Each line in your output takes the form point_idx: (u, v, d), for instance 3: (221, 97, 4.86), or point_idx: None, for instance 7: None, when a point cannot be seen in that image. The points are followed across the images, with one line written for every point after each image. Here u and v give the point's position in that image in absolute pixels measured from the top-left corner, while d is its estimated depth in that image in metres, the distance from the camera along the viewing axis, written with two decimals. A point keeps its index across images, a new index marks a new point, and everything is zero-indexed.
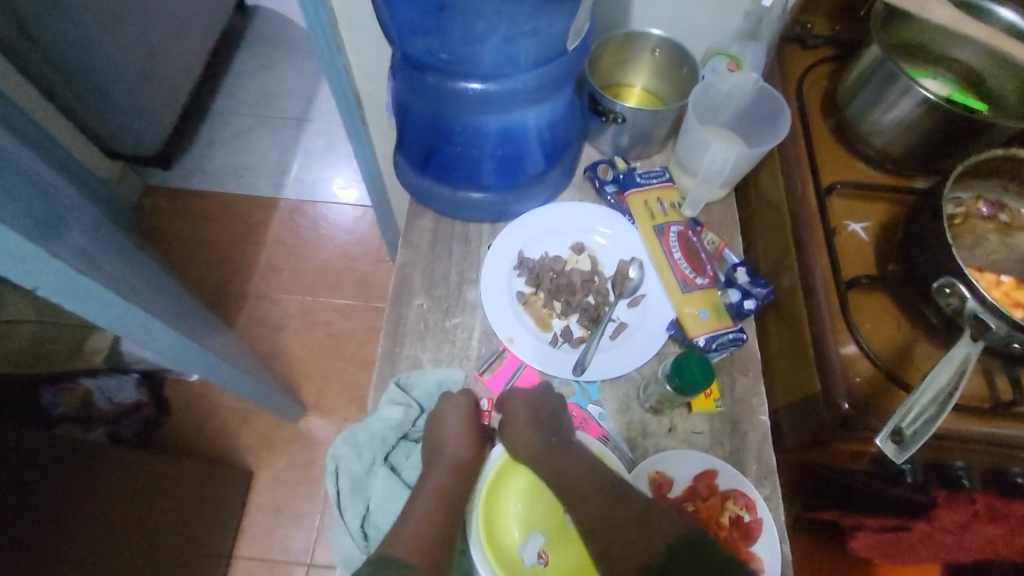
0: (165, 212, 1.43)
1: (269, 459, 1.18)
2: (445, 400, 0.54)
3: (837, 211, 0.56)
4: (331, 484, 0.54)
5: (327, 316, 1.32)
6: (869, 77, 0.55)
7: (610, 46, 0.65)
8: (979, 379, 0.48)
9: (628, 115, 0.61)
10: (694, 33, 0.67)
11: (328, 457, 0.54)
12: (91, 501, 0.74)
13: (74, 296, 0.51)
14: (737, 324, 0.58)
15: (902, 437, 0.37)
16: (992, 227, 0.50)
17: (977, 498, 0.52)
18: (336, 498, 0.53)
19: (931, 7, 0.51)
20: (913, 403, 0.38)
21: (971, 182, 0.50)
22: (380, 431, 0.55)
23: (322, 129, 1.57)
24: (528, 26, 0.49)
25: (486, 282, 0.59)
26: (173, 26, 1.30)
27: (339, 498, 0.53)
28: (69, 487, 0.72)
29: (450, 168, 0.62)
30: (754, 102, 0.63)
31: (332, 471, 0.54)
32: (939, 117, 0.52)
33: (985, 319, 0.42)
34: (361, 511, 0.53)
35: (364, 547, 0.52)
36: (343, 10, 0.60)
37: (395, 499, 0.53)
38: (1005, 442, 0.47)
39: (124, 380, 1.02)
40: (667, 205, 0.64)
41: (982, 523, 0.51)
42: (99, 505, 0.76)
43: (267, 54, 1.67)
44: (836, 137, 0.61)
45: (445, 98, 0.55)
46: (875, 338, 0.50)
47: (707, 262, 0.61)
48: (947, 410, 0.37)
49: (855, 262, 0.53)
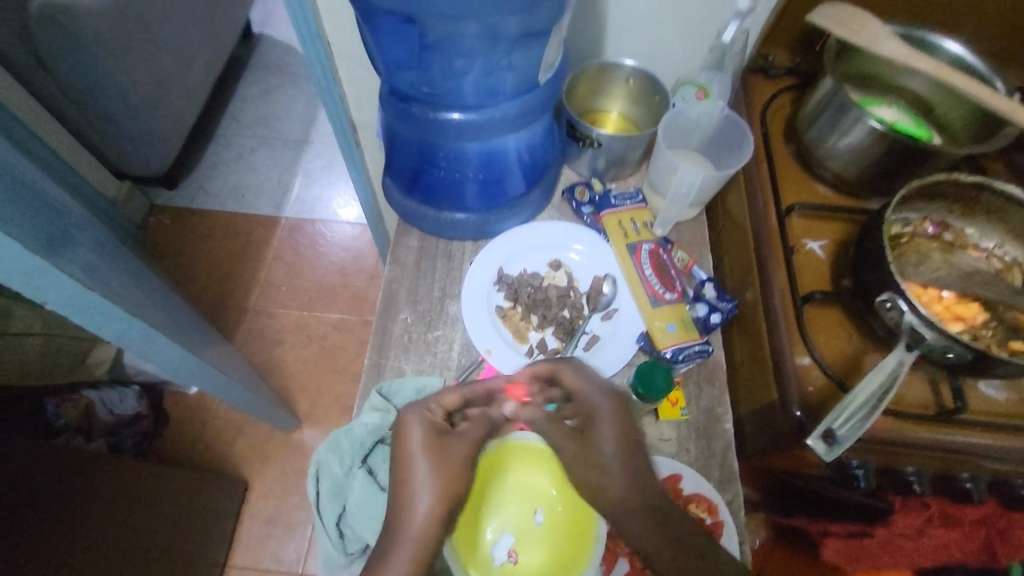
0: (169, 229, 1.48)
1: (262, 469, 1.20)
2: (405, 424, 0.50)
3: (796, 230, 0.60)
4: (313, 486, 0.56)
5: (322, 331, 1.36)
6: (825, 107, 0.59)
7: (586, 75, 0.70)
8: (925, 388, 0.51)
9: (603, 140, 0.65)
10: (665, 64, 0.71)
11: (312, 461, 0.56)
12: (90, 508, 0.77)
13: (79, 309, 0.55)
14: (704, 337, 0.61)
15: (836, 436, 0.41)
16: (936, 245, 0.54)
17: (929, 504, 0.55)
18: (317, 499, 0.55)
19: (880, 42, 0.56)
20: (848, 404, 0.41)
21: (917, 203, 0.53)
22: (358, 436, 0.55)
23: (321, 150, 1.63)
24: (504, 61, 0.53)
25: (467, 296, 0.62)
26: (181, 53, 1.36)
27: (319, 499, 0.55)
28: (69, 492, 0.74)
29: (434, 190, 0.66)
30: (721, 128, 0.67)
31: (314, 475, 0.56)
32: (888, 144, 0.55)
33: (923, 331, 0.46)
34: (338, 511, 0.53)
35: (341, 549, 0.51)
36: (336, 44, 0.65)
37: (369, 503, 0.53)
38: (951, 449, 0.49)
39: (125, 392, 1.07)
40: (640, 224, 0.67)
41: (935, 527, 0.55)
42: (99, 511, 0.78)
43: (269, 79, 1.74)
44: (796, 159, 0.64)
45: (429, 127, 0.58)
46: (828, 349, 0.53)
47: (676, 278, 0.64)
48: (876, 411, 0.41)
49: (812, 279, 0.57)
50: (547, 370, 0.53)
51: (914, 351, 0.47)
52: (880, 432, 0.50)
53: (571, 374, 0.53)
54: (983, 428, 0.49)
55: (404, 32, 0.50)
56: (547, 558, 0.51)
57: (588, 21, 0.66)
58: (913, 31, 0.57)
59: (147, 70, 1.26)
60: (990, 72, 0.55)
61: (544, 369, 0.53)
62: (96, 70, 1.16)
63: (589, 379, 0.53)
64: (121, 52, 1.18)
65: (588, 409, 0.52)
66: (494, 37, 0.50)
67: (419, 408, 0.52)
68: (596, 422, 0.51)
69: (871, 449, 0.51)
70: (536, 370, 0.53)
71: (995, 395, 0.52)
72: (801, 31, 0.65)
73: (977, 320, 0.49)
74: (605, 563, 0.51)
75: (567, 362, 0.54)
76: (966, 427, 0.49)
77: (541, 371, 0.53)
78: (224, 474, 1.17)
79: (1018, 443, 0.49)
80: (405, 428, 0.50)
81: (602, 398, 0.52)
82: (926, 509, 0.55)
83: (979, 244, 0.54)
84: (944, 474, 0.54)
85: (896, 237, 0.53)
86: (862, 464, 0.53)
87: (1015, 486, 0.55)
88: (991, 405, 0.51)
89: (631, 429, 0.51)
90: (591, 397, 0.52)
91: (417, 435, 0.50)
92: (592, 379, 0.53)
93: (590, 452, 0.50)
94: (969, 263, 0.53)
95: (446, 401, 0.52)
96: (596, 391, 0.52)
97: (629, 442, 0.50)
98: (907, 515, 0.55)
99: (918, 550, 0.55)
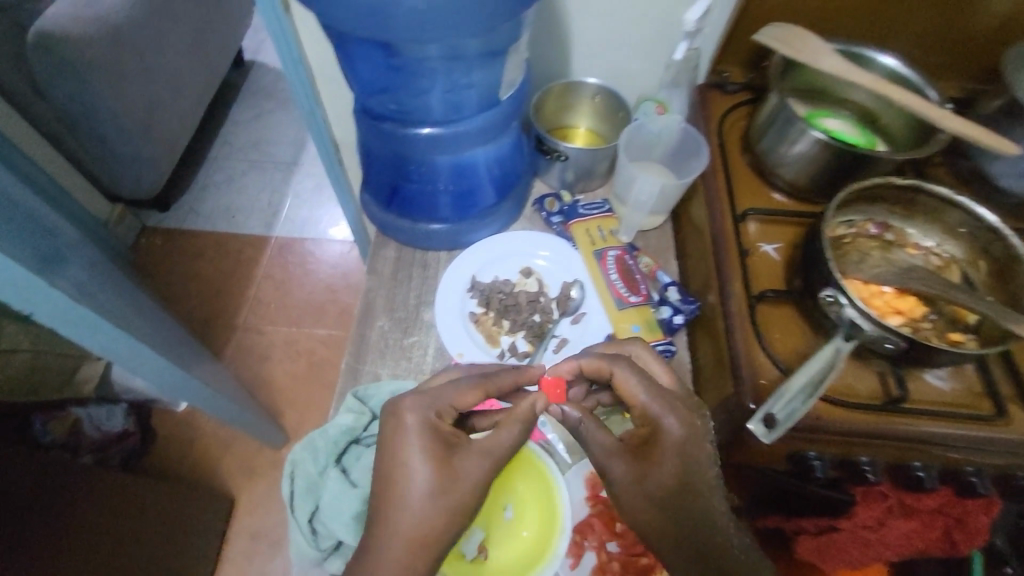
0: (160, 250, 1.50)
1: (250, 484, 1.21)
2: (401, 419, 0.45)
3: (751, 235, 0.63)
4: (286, 485, 0.56)
5: (310, 346, 1.38)
6: (774, 119, 0.62)
7: (552, 94, 0.74)
8: (874, 380, 0.54)
9: (570, 153, 0.69)
10: (628, 81, 0.76)
11: (286, 461, 0.56)
12: (76, 520, 0.78)
13: (68, 323, 0.57)
14: (668, 337, 0.64)
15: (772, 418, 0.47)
16: (877, 244, 0.57)
17: (889, 495, 0.57)
18: (290, 497, 0.55)
19: (820, 58, 0.59)
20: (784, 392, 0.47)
21: (860, 206, 0.57)
22: (332, 435, 0.57)
23: (310, 171, 1.67)
24: (465, 79, 0.57)
25: (440, 303, 0.65)
26: (174, 79, 1.41)
27: (292, 497, 0.55)
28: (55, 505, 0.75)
29: (410, 203, 0.70)
30: (680, 140, 0.71)
31: (288, 474, 0.56)
32: (832, 152, 0.59)
33: (861, 323, 0.49)
34: (311, 508, 0.54)
35: (313, 542, 0.53)
36: (317, 68, 0.69)
37: (339, 502, 0.53)
38: (905, 438, 0.51)
39: (113, 409, 1.12)
40: (606, 232, 0.71)
41: (895, 517, 0.57)
42: (85, 524, 0.79)
43: (261, 103, 1.80)
44: (752, 169, 0.68)
45: (401, 143, 0.62)
46: (782, 345, 0.55)
47: (641, 282, 0.67)
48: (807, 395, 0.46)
49: (766, 280, 0.59)
50: (597, 369, 0.51)
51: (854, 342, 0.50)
52: (837, 425, 0.51)
53: (624, 375, 0.49)
54: (928, 416, 0.51)
55: (368, 57, 0.53)
56: (516, 552, 0.52)
57: (553, 43, 0.71)
58: (851, 47, 0.62)
59: (141, 96, 1.30)
60: (924, 83, 0.59)
61: (594, 367, 0.51)
62: (91, 95, 1.20)
63: (653, 385, 0.49)
64: (115, 79, 1.22)
65: (654, 421, 0.47)
66: (456, 57, 0.54)
67: (421, 397, 0.47)
68: (661, 438, 0.45)
69: (827, 441, 0.53)
70: (580, 366, 0.52)
71: (940, 384, 0.54)
72: (752, 49, 0.69)
73: (915, 313, 0.53)
74: (573, 557, 0.53)
75: (622, 361, 0.50)
76: (912, 416, 0.51)
77: (590, 368, 0.51)
78: (211, 490, 1.18)
79: (960, 430, 0.51)
80: (396, 414, 0.45)
81: (670, 411, 0.46)
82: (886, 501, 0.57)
83: (920, 242, 0.57)
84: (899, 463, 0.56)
85: (838, 238, 0.57)
86: (819, 455, 0.55)
87: (968, 477, 0.55)
88: (936, 394, 0.54)
89: (702, 448, 0.45)
90: (654, 406, 0.47)
91: (412, 421, 0.45)
92: (654, 385, 0.49)
93: (649, 474, 0.44)
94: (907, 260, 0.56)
95: (455, 396, 0.48)
96: (658, 398, 0.47)
97: (693, 472, 0.44)
98: (869, 507, 0.57)
99: (880, 541, 0.57)
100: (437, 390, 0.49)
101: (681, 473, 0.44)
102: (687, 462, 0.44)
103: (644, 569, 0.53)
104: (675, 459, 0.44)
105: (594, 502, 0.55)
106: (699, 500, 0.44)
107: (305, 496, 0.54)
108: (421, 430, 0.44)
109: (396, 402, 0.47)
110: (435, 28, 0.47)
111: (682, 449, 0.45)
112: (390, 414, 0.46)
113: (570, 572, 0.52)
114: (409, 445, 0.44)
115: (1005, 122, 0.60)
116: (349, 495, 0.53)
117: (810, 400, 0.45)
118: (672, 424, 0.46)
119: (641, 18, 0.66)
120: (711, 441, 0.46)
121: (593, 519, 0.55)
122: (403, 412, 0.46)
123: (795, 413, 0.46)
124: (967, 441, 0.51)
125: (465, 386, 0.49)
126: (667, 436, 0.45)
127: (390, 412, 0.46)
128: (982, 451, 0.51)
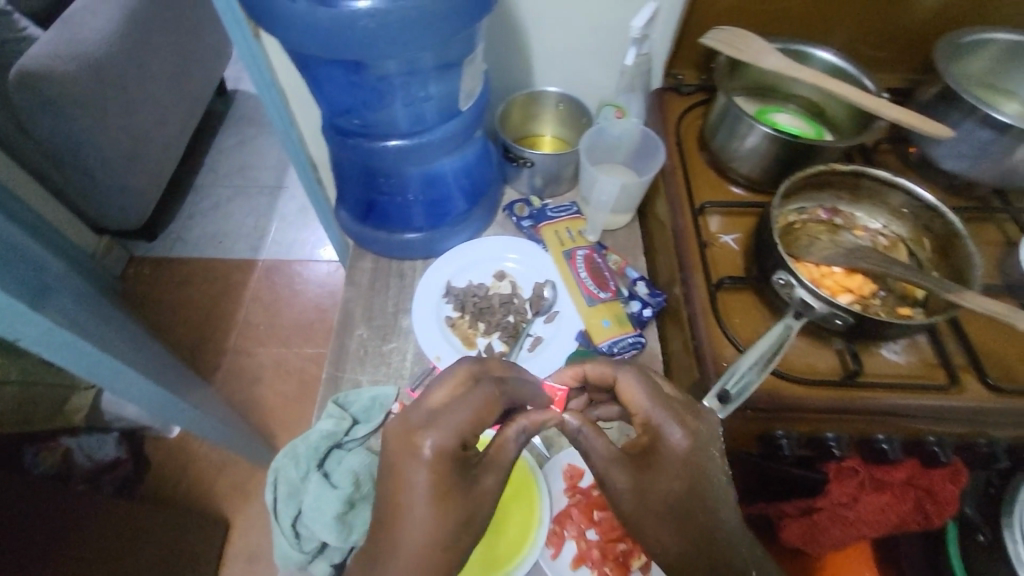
0: (148, 279, 1.52)
1: (245, 506, 1.22)
2: (411, 453, 0.37)
3: (711, 227, 0.65)
4: (272, 492, 0.60)
5: (300, 365, 1.39)
6: (724, 118, 0.65)
7: (517, 104, 0.77)
8: (833, 358, 0.56)
9: (535, 159, 0.72)
10: (589, 89, 0.79)
11: (270, 468, 0.60)
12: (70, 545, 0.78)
13: (52, 350, 0.55)
14: (638, 330, 0.66)
15: (728, 396, 0.48)
16: (826, 228, 0.61)
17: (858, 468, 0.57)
18: (276, 501, 0.59)
19: (763, 56, 0.62)
20: (740, 366, 0.49)
21: (810, 194, 0.60)
22: (313, 441, 0.59)
23: (295, 194, 1.70)
24: (423, 92, 0.60)
25: (416, 309, 0.67)
26: (156, 111, 1.44)
27: (278, 503, 0.59)
28: (48, 531, 0.76)
29: (386, 215, 0.74)
30: (641, 141, 0.74)
31: (273, 481, 0.59)
32: (782, 144, 0.61)
33: (811, 302, 0.51)
34: (293, 511, 0.58)
35: (295, 543, 0.56)
36: (288, 90, 0.71)
37: (320, 504, 0.56)
38: (865, 412, 0.53)
39: (104, 438, 1.13)
40: (575, 233, 0.74)
41: (868, 492, 0.57)
42: (80, 547, 0.79)
43: (244, 131, 1.84)
44: (710, 165, 0.70)
45: (370, 156, 0.65)
46: (744, 331, 0.57)
47: (610, 278, 0.70)
48: (762, 372, 0.49)
49: (727, 268, 0.62)
50: (601, 376, 0.48)
51: (806, 320, 0.53)
52: (800, 402, 0.53)
53: (629, 383, 0.46)
54: (885, 389, 0.53)
55: (330, 78, 0.56)
56: (510, 538, 0.54)
57: (514, 56, 0.74)
58: (791, 44, 0.66)
59: (124, 128, 1.33)
60: (859, 74, 0.63)
61: (599, 373, 0.48)
62: (74, 129, 1.23)
63: (657, 391, 0.45)
64: (97, 113, 1.25)
65: (655, 430, 0.43)
66: (412, 72, 0.57)
67: (434, 417, 0.39)
68: (666, 445, 0.42)
69: (793, 419, 0.55)
70: (583, 371, 0.50)
71: (896, 358, 0.56)
72: (702, 52, 0.72)
73: (865, 291, 0.56)
74: (554, 546, 0.55)
75: (628, 367, 0.47)
76: (871, 389, 0.53)
77: (591, 375, 0.49)
78: (206, 513, 1.18)
79: (916, 400, 0.53)
80: (408, 438, 0.38)
81: (673, 419, 0.43)
82: (856, 474, 0.57)
83: (868, 225, 0.61)
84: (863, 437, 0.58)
85: (789, 225, 0.60)
86: (786, 433, 0.56)
87: (929, 445, 0.57)
88: (892, 367, 0.56)
89: (710, 456, 0.43)
90: (658, 413, 0.44)
91: (426, 451, 0.37)
92: (657, 392, 0.45)
93: (654, 482, 0.42)
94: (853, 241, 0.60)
95: (470, 419, 0.39)
96: (663, 405, 0.44)
97: (698, 479, 0.42)
98: (840, 482, 0.58)
99: (857, 519, 0.56)
100: (447, 409, 0.39)
101: (686, 480, 0.42)
102: (694, 469, 0.42)
103: (622, 554, 0.54)
104: (680, 467, 0.42)
105: (572, 492, 0.57)
106: (707, 507, 0.42)
107: (287, 499, 0.58)
108: (439, 461, 0.37)
109: (405, 429, 0.39)
110: (389, 44, 0.49)
111: (688, 457, 0.42)
112: (401, 442, 0.38)
113: (552, 561, 0.54)
114: (417, 477, 0.37)
115: (941, 107, 0.63)
116: (329, 496, 0.55)
117: (763, 374, 0.49)
118: (676, 433, 0.42)
119: (593, 28, 0.70)
120: (717, 445, 0.44)
121: (571, 509, 0.56)
122: (418, 442, 0.38)
123: (748, 385, 0.49)
124: (922, 410, 0.53)
125: (486, 403, 0.40)
126: (669, 444, 0.42)
127: (399, 436, 0.38)
128: (935, 417, 0.53)
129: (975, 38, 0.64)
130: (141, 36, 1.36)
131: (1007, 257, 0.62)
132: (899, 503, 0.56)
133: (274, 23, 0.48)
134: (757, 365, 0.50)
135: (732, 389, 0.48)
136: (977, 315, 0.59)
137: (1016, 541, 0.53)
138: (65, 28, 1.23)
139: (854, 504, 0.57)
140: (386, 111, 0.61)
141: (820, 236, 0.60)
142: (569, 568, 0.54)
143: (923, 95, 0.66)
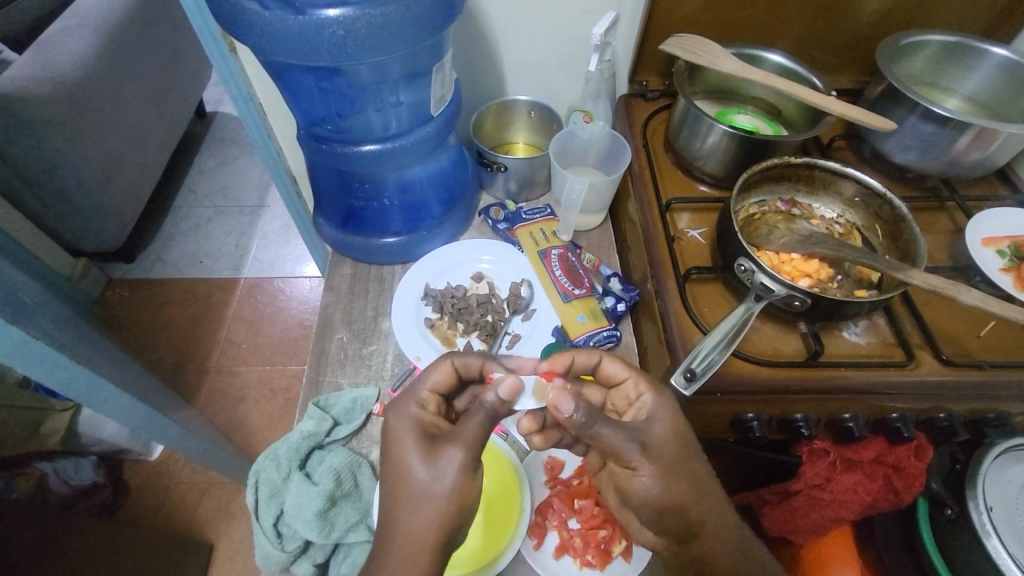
0: (125, 302, 1.50)
1: (228, 529, 1.21)
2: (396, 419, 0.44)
3: (681, 222, 0.67)
4: (253, 493, 0.62)
5: (285, 383, 1.38)
6: (685, 119, 0.67)
7: (489, 113, 0.80)
8: (797, 341, 0.58)
9: (508, 164, 0.75)
10: (558, 96, 0.83)
11: (252, 471, 0.62)
12: (55, 567, 0.77)
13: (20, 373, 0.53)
14: (612, 324, 0.68)
15: (693, 373, 0.51)
16: (784, 217, 0.66)
17: (831, 449, 0.58)
18: (256, 502, 0.62)
19: (718, 60, 0.65)
20: (704, 343, 0.52)
21: (768, 186, 0.66)
22: (293, 442, 0.60)
23: (276, 212, 1.71)
24: (393, 98, 0.63)
25: (394, 311, 0.68)
26: (132, 133, 1.45)
27: (258, 504, 0.62)
28: (36, 552, 0.75)
29: (364, 221, 0.75)
30: (608, 144, 0.77)
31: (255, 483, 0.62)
32: (740, 142, 0.64)
33: (769, 285, 0.54)
34: (275, 512, 0.61)
35: (276, 542, 0.58)
36: (267, 104, 0.71)
37: (300, 503, 0.57)
38: (829, 393, 0.54)
39: (80, 462, 1.08)
40: (549, 233, 0.76)
41: (840, 471, 0.58)
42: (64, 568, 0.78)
43: (224, 152, 1.86)
44: (677, 165, 0.73)
45: (346, 163, 0.66)
46: (711, 318, 0.58)
47: (584, 276, 0.72)
48: (725, 351, 0.51)
49: (695, 260, 0.64)
50: (587, 364, 0.50)
51: (766, 303, 0.55)
52: (767, 380, 0.54)
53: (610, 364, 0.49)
54: (846, 366, 0.54)
55: (303, 86, 0.59)
56: (504, 526, 0.55)
57: (486, 67, 0.77)
58: (744, 49, 0.70)
59: (100, 150, 1.33)
60: (808, 75, 0.68)
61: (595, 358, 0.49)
62: (51, 151, 1.23)
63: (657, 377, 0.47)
64: (73, 134, 1.26)
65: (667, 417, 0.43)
66: (384, 79, 0.61)
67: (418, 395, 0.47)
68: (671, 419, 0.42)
69: (760, 400, 0.55)
70: (572, 359, 0.50)
71: (857, 340, 0.58)
72: (662, 60, 0.76)
73: (822, 275, 0.60)
74: (536, 537, 0.55)
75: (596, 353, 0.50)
76: (834, 368, 0.55)
77: (579, 363, 0.50)
78: (188, 538, 1.16)
79: (878, 376, 0.54)
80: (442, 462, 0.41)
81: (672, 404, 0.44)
82: (830, 458, 0.58)
83: (824, 214, 0.66)
84: (830, 416, 0.57)
85: (749, 215, 0.65)
86: (757, 416, 0.56)
87: (893, 422, 0.55)
88: (853, 348, 0.58)
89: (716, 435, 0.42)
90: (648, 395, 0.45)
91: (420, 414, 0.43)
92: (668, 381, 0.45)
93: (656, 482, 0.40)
94: (807, 228, 0.64)
95: (437, 376, 0.47)
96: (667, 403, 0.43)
97: None
98: (815, 463, 0.58)
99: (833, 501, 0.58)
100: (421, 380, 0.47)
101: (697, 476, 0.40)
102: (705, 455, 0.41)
103: (604, 541, 0.55)
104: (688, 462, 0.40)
105: (552, 483, 0.59)
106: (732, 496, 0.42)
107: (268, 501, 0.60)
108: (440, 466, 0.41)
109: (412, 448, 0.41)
110: (357, 50, 0.51)
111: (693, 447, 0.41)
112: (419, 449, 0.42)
113: (533, 551, 0.54)
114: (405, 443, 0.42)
115: (886, 104, 0.67)
116: (309, 496, 0.57)
117: (726, 352, 0.51)
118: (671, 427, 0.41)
119: (558, 37, 0.73)
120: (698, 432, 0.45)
121: (552, 499, 0.58)
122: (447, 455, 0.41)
123: (712, 363, 0.51)
124: (884, 385, 0.54)
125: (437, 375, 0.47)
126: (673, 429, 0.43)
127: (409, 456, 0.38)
128: (895, 393, 0.55)
129: (912, 42, 0.69)
130: (116, 60, 1.38)
131: (956, 242, 0.66)
132: (873, 483, 0.58)
133: (247, 32, 0.50)
134: (721, 343, 0.52)
135: (694, 366, 0.51)
136: (932, 298, 0.62)
137: (981, 511, 0.54)
138: (41, 53, 1.25)
139: (828, 485, 0.58)
140: (360, 117, 0.64)
141: (777, 224, 0.65)
142: (552, 557, 0.54)
143: (869, 93, 0.70)
